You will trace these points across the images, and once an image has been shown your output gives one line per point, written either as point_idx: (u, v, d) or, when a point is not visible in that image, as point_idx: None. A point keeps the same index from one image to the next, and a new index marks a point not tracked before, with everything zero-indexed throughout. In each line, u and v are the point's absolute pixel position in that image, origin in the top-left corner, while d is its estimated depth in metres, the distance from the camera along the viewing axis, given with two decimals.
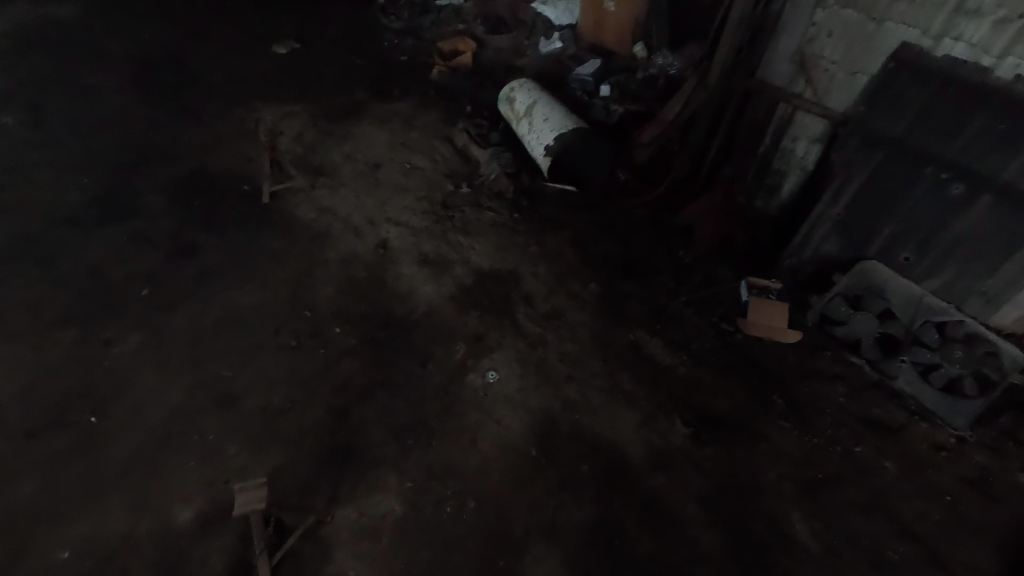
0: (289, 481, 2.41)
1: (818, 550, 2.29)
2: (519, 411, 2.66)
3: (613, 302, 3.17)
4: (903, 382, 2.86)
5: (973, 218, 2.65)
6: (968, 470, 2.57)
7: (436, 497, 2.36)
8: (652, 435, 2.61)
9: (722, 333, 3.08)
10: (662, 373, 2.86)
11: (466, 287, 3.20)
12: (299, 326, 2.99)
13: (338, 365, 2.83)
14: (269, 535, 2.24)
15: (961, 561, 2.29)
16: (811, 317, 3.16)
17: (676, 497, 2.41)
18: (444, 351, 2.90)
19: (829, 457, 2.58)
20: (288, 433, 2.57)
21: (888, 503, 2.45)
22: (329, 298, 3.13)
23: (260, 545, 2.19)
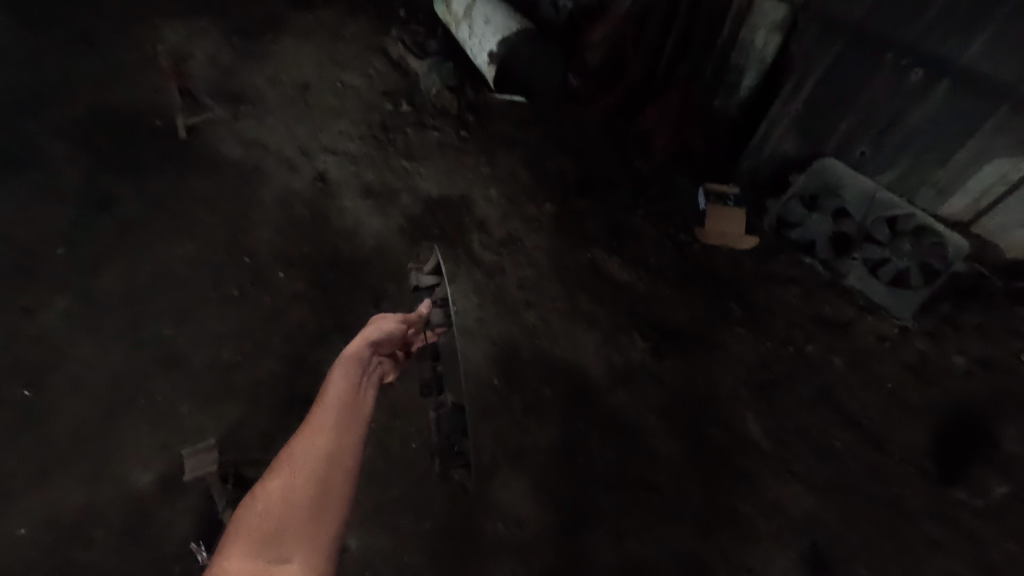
0: (250, 434, 2.39)
1: (770, 446, 2.41)
2: (480, 342, 2.62)
3: (569, 221, 3.06)
4: (853, 278, 2.91)
5: (930, 104, 2.60)
6: (908, 357, 2.69)
7: (401, 435, 2.33)
8: (612, 353, 2.63)
9: (680, 245, 3.05)
10: (621, 291, 2.83)
11: (415, 218, 3.01)
12: (241, 274, 2.81)
13: (288, 312, 2.70)
14: (230, 489, 2.25)
15: (898, 441, 2.44)
16: (767, 221, 3.12)
17: (636, 411, 2.48)
18: (398, 288, 2.78)
19: (780, 358, 2.68)
20: (244, 386, 2.49)
21: (834, 395, 2.57)
22: (270, 241, 2.91)
23: (222, 500, 2.22)
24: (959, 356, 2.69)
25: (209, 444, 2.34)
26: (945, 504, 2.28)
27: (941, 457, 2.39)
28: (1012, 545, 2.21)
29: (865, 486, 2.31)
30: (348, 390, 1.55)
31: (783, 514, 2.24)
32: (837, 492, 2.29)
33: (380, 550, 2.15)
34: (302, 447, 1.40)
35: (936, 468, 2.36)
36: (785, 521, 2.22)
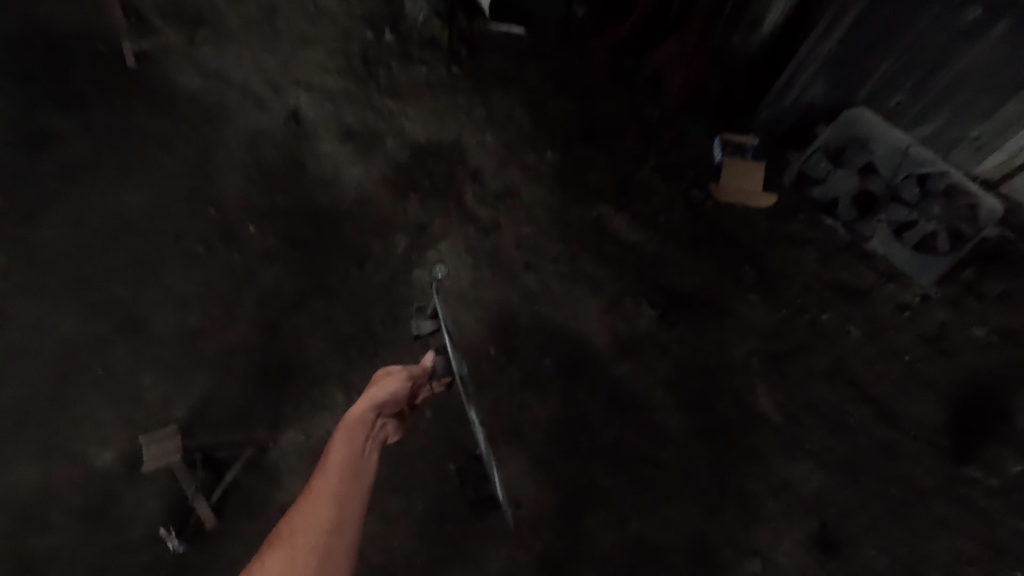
0: (223, 408, 2.18)
1: (780, 421, 2.28)
2: (474, 308, 2.42)
3: (572, 172, 2.77)
4: (875, 242, 2.71)
5: (983, 49, 2.30)
6: (927, 328, 2.54)
7: None
8: (618, 321, 2.43)
9: (692, 201, 2.79)
10: (628, 253, 2.59)
11: (402, 166, 2.69)
12: (206, 228, 2.51)
13: (260, 272, 2.43)
14: (206, 475, 2.06)
15: (912, 417, 2.33)
16: (788, 176, 2.86)
17: (641, 384, 2.31)
18: (384, 246, 2.51)
19: (795, 328, 2.50)
20: (214, 355, 2.26)
21: (849, 367, 2.43)
22: (237, 190, 2.58)
23: (192, 489, 2.00)
24: (981, 327, 2.54)
25: (169, 433, 2.03)
26: (956, 482, 2.20)
27: (955, 434, 2.30)
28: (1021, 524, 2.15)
29: (876, 464, 2.22)
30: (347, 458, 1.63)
31: (791, 492, 2.15)
32: (847, 470, 2.20)
33: (369, 532, 2.03)
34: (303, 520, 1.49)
35: (949, 445, 2.27)
36: (793, 501, 2.13)
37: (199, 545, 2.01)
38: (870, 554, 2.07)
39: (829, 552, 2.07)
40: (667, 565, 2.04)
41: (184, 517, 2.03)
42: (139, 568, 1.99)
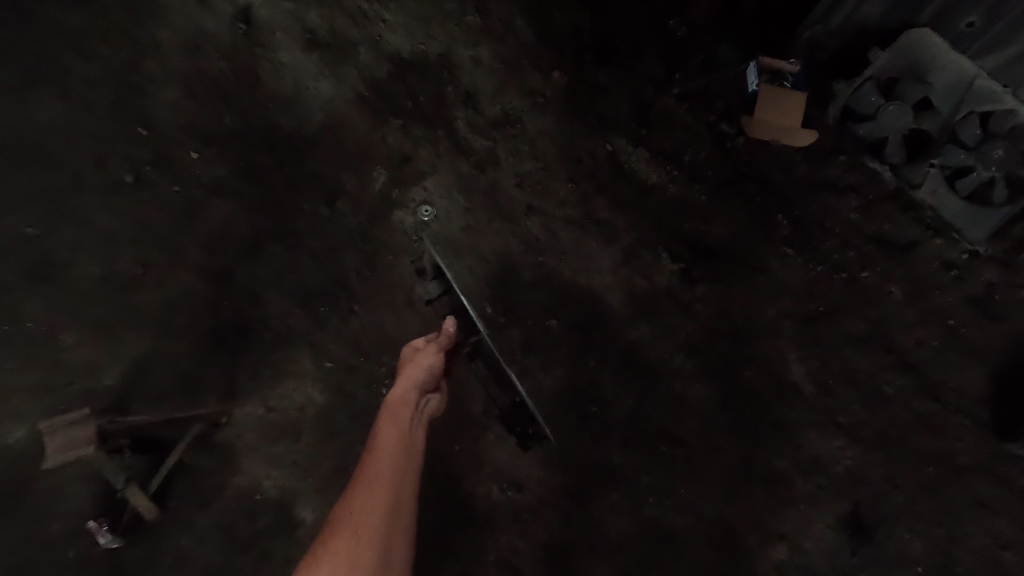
0: (166, 375, 1.82)
1: (813, 392, 2.03)
2: (467, 258, 2.05)
3: (585, 99, 2.27)
4: (926, 190, 2.37)
5: None
6: (974, 288, 2.27)
7: (368, 377, 1.86)
8: (634, 277, 2.09)
9: (721, 137, 2.35)
10: (647, 197, 2.21)
11: (380, 82, 2.16)
12: (136, 154, 2.03)
13: (207, 210, 2.00)
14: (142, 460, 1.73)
15: (954, 388, 2.10)
16: (831, 110, 2.44)
17: (659, 349, 2.01)
18: (359, 181, 2.07)
19: (832, 287, 2.20)
20: (152, 311, 1.87)
21: (888, 332, 2.16)
22: (173, 107, 2.08)
23: (120, 478, 1.66)
24: None
25: (81, 417, 1.74)
26: (997, 460, 2.00)
27: (998, 407, 2.08)
28: None
29: (914, 440, 2.00)
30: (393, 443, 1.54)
31: (822, 472, 1.92)
32: (882, 447, 1.98)
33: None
34: (362, 510, 1.41)
35: (991, 419, 2.06)
36: (823, 480, 1.91)
37: (143, 533, 1.72)
38: (902, 537, 1.89)
39: (860, 535, 1.88)
40: (683, 551, 1.83)
41: (117, 508, 1.71)
42: (71, 561, 1.69)
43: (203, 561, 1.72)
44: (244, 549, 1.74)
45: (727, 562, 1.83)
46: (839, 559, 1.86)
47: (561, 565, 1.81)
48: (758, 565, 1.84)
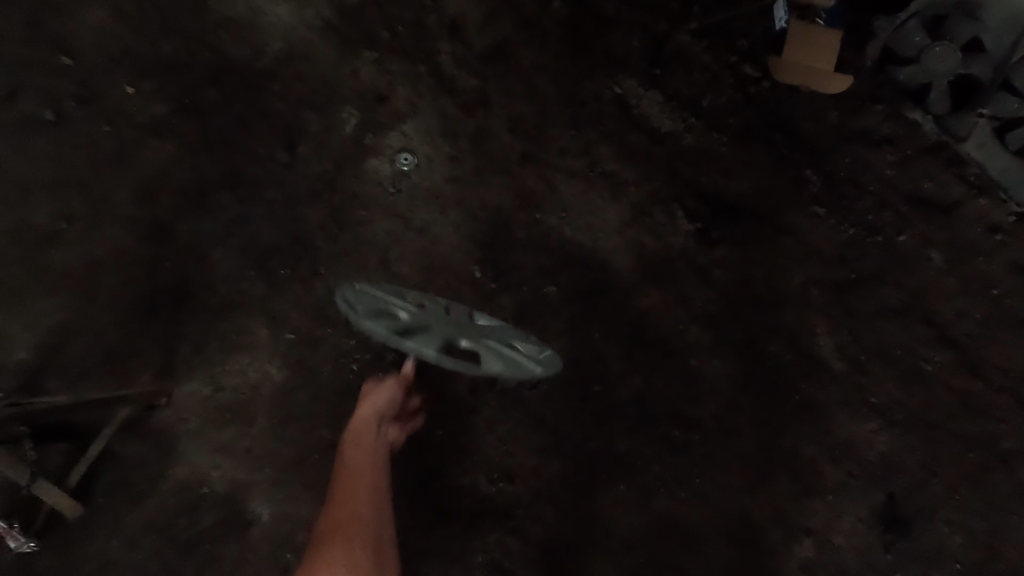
0: (94, 347, 1.54)
1: (843, 368, 1.79)
2: (452, 214, 1.75)
3: (590, 31, 1.94)
4: (971, 143, 2.10)
5: None
6: (1020, 255, 2.03)
7: (333, 352, 1.58)
8: (644, 238, 1.82)
9: (745, 81, 2.05)
10: (660, 146, 1.91)
11: (349, 7, 1.81)
12: (54, 85, 1.69)
13: (143, 154, 1.68)
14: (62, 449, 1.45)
15: (998, 365, 1.87)
16: (869, 52, 2.15)
17: (673, 320, 1.75)
18: (324, 123, 1.76)
19: (865, 252, 1.95)
20: (75, 272, 1.57)
21: (926, 301, 1.93)
22: (100, 31, 1.74)
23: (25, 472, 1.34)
24: None
25: None
26: None
27: None
28: None
29: (955, 422, 1.78)
30: (362, 475, 1.35)
31: (854, 459, 1.70)
32: (920, 430, 1.76)
33: (307, 518, 1.52)
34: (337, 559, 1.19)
35: None
36: (855, 468, 1.69)
37: (67, 536, 1.45)
38: (942, 531, 1.68)
39: (896, 529, 1.66)
40: (697, 549, 1.61)
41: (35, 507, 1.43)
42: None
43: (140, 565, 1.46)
44: (188, 552, 1.48)
45: (745, 559, 1.62)
46: (870, 556, 1.65)
47: (558, 563, 1.59)
48: (781, 564, 1.62)
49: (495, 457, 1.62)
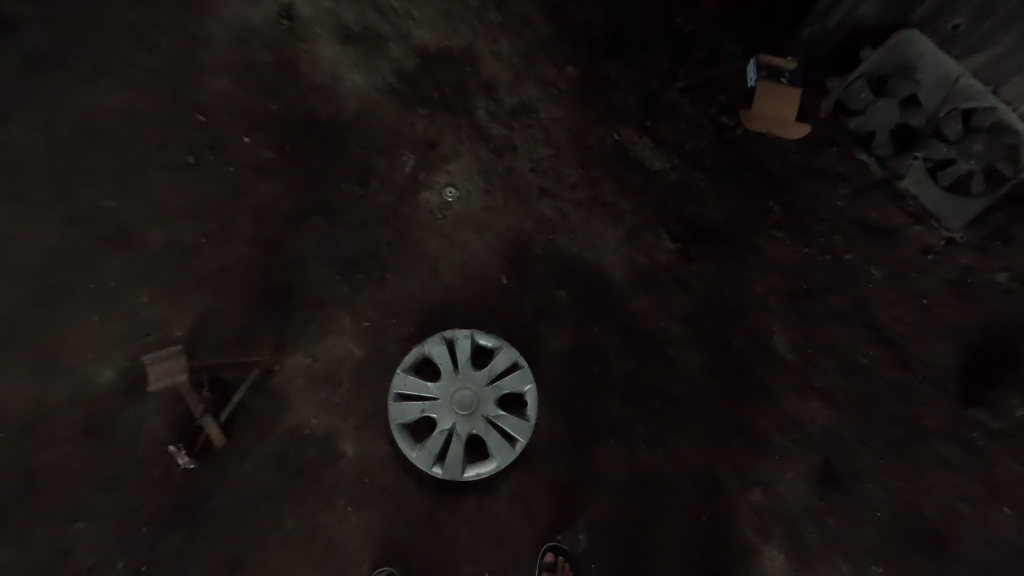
0: (222, 328, 2.07)
1: (794, 359, 2.25)
2: (486, 234, 2.28)
3: (595, 91, 2.47)
4: (909, 181, 2.54)
5: None
6: (948, 272, 2.45)
7: (397, 336, 2.12)
8: (635, 253, 2.32)
9: (721, 128, 2.53)
10: (650, 181, 2.41)
11: (408, 74, 2.36)
12: (195, 136, 2.27)
13: (257, 187, 2.24)
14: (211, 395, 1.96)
15: (926, 361, 2.29)
16: (825, 105, 2.60)
17: (658, 317, 2.25)
18: (390, 164, 2.31)
19: (817, 267, 2.40)
20: (210, 273, 2.13)
21: (868, 308, 2.36)
22: (226, 95, 2.29)
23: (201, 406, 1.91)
24: (1003, 274, 2.44)
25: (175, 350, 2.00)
26: (961, 424, 2.19)
27: (967, 377, 2.26)
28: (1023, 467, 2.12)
29: (885, 404, 2.21)
30: None
31: (799, 428, 2.16)
32: (856, 410, 2.19)
33: (381, 456, 1.98)
34: None
35: (958, 388, 2.24)
36: (799, 436, 2.15)
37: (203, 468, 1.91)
38: (868, 487, 2.11)
39: (831, 484, 2.11)
40: (672, 494, 2.06)
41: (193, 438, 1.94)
42: (145, 484, 1.88)
43: (261, 487, 1.92)
44: (290, 482, 1.94)
45: (709, 505, 2.06)
46: (808, 503, 2.09)
47: (564, 506, 2.02)
48: (738, 508, 2.07)
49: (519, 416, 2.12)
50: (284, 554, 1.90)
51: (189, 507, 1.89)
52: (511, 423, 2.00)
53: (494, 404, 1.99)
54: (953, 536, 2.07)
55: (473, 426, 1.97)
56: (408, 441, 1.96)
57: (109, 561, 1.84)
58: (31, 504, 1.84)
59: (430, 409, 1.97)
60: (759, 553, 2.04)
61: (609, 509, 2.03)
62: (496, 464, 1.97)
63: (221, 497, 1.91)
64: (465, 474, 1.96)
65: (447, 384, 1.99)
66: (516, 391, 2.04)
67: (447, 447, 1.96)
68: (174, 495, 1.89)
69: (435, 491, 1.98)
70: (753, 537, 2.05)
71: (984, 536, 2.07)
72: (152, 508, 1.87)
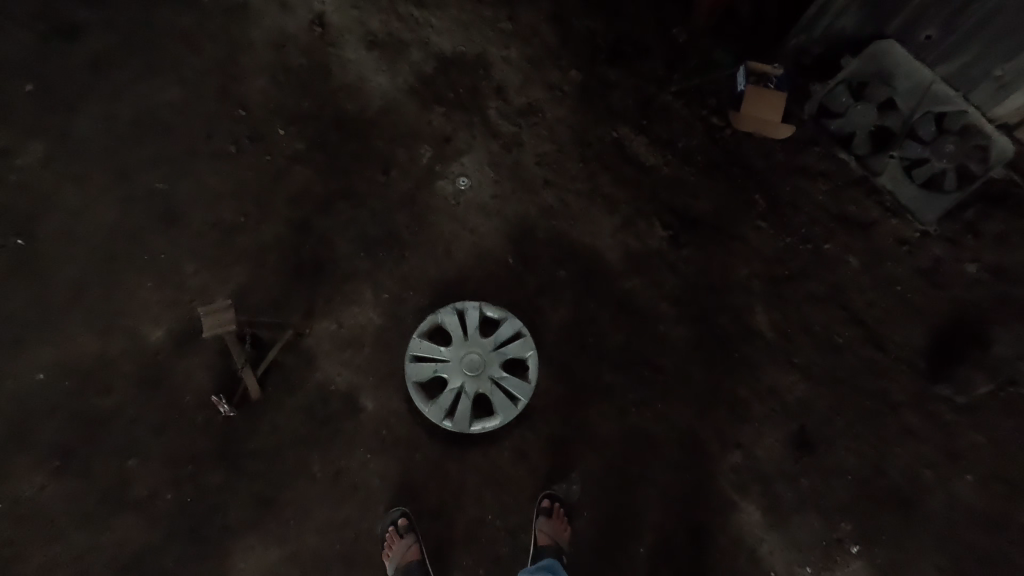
0: (260, 297, 2.36)
1: (773, 337, 2.48)
2: (494, 220, 2.52)
3: (595, 93, 2.69)
4: (885, 178, 2.68)
5: None
6: (922, 262, 2.61)
7: (414, 308, 2.39)
8: (630, 240, 2.54)
9: (711, 128, 2.71)
10: (644, 175, 2.63)
11: (427, 77, 2.62)
12: (236, 129, 2.51)
13: (289, 174, 2.48)
14: (251, 351, 2.30)
15: (895, 341, 2.51)
16: (807, 108, 2.75)
17: (649, 297, 2.48)
18: (409, 155, 2.55)
19: (798, 256, 2.60)
20: (249, 249, 2.40)
21: (844, 293, 2.56)
22: (264, 93, 2.55)
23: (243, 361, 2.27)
24: (974, 264, 2.59)
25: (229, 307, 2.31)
26: (928, 398, 2.44)
27: (933, 356, 2.49)
28: (985, 440, 2.39)
29: (856, 378, 2.45)
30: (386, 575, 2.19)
31: (776, 398, 2.41)
32: (830, 382, 2.44)
33: (397, 409, 2.30)
34: None
35: (926, 366, 2.48)
36: (778, 405, 2.41)
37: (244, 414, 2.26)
38: (840, 453, 2.38)
39: (804, 449, 2.37)
40: (658, 451, 2.33)
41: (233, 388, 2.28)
42: (191, 429, 2.24)
43: (290, 433, 2.26)
44: (317, 426, 2.27)
45: (692, 461, 2.34)
46: (784, 463, 2.37)
47: (563, 455, 2.32)
48: (719, 467, 2.34)
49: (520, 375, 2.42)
50: (314, 489, 2.23)
51: (229, 448, 2.24)
52: (513, 384, 2.28)
53: (498, 366, 2.28)
54: (917, 498, 2.34)
55: (479, 385, 2.26)
56: (423, 397, 2.26)
57: (160, 492, 2.20)
58: (96, 442, 2.22)
59: (442, 370, 2.27)
60: (737, 505, 2.32)
61: (603, 462, 2.32)
62: (499, 420, 2.26)
63: (260, 439, 2.25)
64: (472, 427, 2.26)
65: (458, 349, 2.29)
66: (518, 356, 2.32)
67: (457, 403, 2.26)
68: (216, 437, 2.24)
69: (448, 438, 2.30)
70: (732, 493, 2.33)
71: (935, 493, 2.35)
72: (197, 448, 2.23)
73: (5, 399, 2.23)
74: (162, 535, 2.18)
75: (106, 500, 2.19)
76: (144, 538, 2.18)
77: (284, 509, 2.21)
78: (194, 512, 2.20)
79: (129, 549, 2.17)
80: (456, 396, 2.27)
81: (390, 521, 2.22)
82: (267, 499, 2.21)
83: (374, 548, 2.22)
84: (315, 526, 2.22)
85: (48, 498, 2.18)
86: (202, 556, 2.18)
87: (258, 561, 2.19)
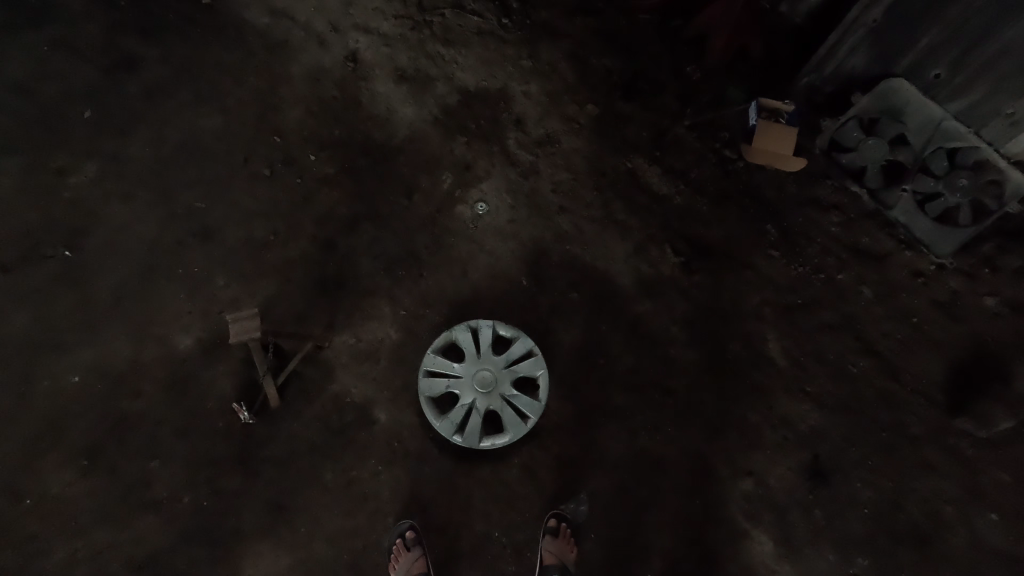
0: (285, 311, 2.47)
1: (785, 365, 2.50)
2: (510, 242, 2.61)
3: (610, 125, 2.79)
4: (898, 211, 2.67)
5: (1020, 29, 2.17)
6: (939, 295, 2.59)
7: (430, 325, 2.48)
8: (642, 265, 2.60)
9: (723, 160, 2.77)
10: (657, 204, 2.69)
11: (451, 109, 2.76)
12: (272, 154, 2.68)
13: (317, 196, 2.63)
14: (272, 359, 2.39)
15: (910, 373, 2.49)
16: (819, 142, 2.77)
17: (660, 321, 2.53)
18: (430, 180, 2.67)
19: (810, 284, 2.60)
20: (278, 265, 2.53)
21: (859, 323, 2.56)
22: (299, 122, 2.72)
23: (264, 366, 2.33)
24: (992, 298, 2.57)
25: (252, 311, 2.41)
26: (948, 432, 2.42)
27: (952, 389, 2.47)
28: (1010, 477, 2.36)
29: (870, 408, 2.45)
30: None
31: (788, 427, 2.43)
32: (843, 412, 2.44)
33: (409, 423, 2.37)
34: None
35: (945, 398, 2.46)
36: (790, 434, 2.42)
37: (265, 424, 2.34)
38: (856, 484, 2.37)
39: (818, 480, 2.38)
40: (667, 475, 2.37)
41: (255, 397, 2.37)
42: (212, 434, 2.33)
43: (306, 442, 2.33)
44: (333, 437, 2.34)
45: (701, 485, 2.36)
46: (797, 494, 2.37)
47: (572, 474, 2.36)
48: (729, 492, 2.36)
49: (530, 393, 2.45)
50: (328, 498, 2.29)
51: (248, 454, 2.32)
52: (524, 403, 2.33)
53: (509, 385, 2.33)
54: (936, 533, 2.32)
55: (491, 402, 2.32)
56: (435, 412, 2.32)
57: (178, 494, 2.28)
58: (121, 442, 2.32)
59: (454, 385, 2.33)
60: (744, 531, 2.33)
61: (612, 484, 2.36)
62: (509, 437, 2.31)
63: (278, 447, 2.33)
64: (481, 443, 2.31)
65: (471, 365, 2.34)
66: (529, 375, 2.37)
67: (468, 420, 2.31)
68: (235, 443, 2.33)
69: (460, 454, 2.35)
70: (743, 520, 2.34)
71: (950, 528, 2.33)
72: (217, 453, 2.32)
73: (40, 399, 2.35)
74: (177, 537, 2.26)
75: (127, 500, 2.27)
76: (162, 539, 2.25)
77: (296, 516, 2.28)
78: (210, 514, 2.27)
79: (146, 548, 2.24)
80: (467, 412, 2.33)
81: (399, 534, 2.26)
82: (280, 506, 2.28)
83: (382, 559, 2.27)
84: (325, 533, 2.27)
85: (73, 496, 2.27)
86: (214, 559, 2.24)
87: (269, 566, 2.24)
